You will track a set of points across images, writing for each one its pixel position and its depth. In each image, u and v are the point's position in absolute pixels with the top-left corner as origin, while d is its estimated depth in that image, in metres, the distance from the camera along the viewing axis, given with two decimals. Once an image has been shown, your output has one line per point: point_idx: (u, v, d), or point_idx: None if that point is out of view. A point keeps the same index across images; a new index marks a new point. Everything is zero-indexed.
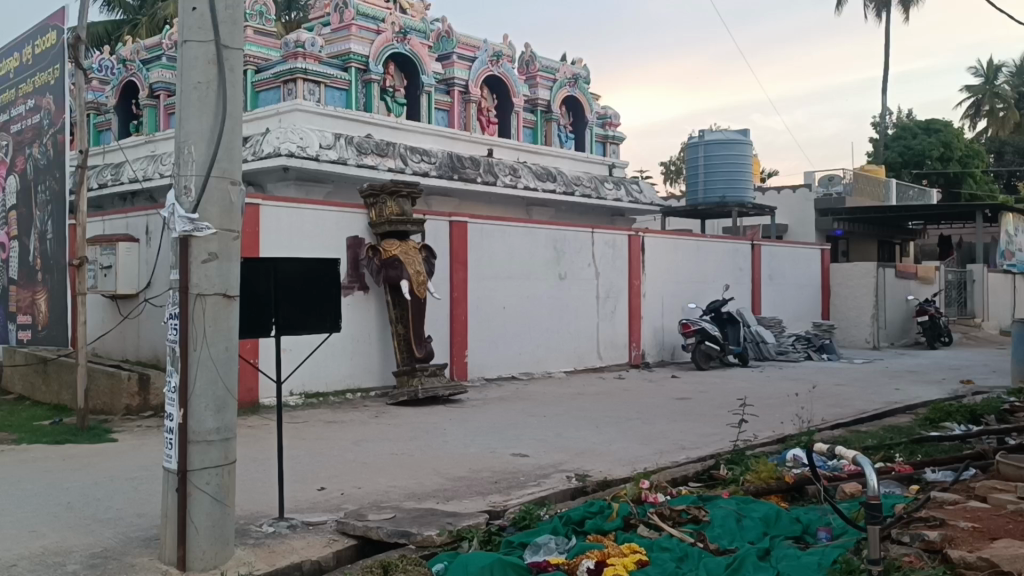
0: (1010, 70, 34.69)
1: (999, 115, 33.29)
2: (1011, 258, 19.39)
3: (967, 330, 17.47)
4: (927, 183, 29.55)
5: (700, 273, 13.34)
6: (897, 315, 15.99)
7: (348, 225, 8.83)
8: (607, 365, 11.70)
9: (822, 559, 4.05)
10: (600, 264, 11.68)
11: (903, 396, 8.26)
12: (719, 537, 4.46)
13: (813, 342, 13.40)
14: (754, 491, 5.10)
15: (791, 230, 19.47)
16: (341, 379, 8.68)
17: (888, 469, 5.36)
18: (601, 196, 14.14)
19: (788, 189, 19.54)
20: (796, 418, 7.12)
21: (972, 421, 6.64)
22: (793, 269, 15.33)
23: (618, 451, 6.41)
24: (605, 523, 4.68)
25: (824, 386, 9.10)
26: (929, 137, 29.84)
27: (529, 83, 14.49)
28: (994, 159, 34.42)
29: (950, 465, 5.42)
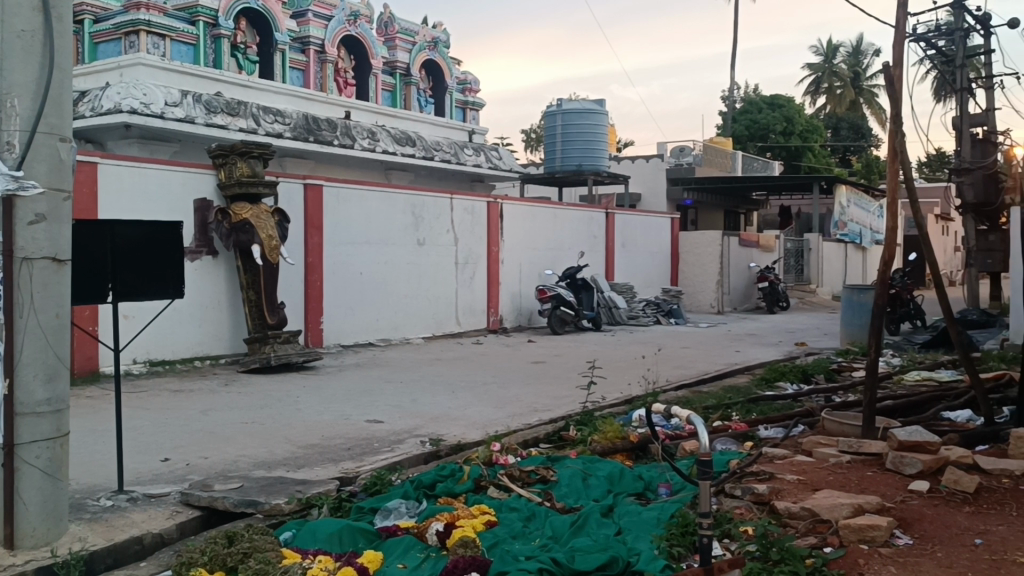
0: (846, 49, 36.50)
1: (836, 92, 35.17)
2: (844, 228, 20.68)
3: (803, 296, 18.56)
4: (770, 157, 30.99)
5: (556, 240, 13.57)
6: (740, 281, 16.84)
7: (195, 186, 8.48)
8: (465, 331, 11.76)
9: (660, 515, 4.25)
10: (458, 230, 11.69)
11: (742, 358, 8.73)
12: (566, 496, 4.61)
13: (661, 307, 13.95)
14: (601, 451, 5.28)
15: (644, 199, 20.10)
16: (189, 346, 8.39)
17: (725, 428, 5.65)
18: (460, 162, 14.10)
19: (642, 159, 20.12)
20: (643, 380, 7.39)
21: (803, 380, 7.11)
22: (645, 237, 15.74)
23: (472, 415, 6.49)
24: (455, 486, 4.73)
25: (671, 349, 9.50)
26: (773, 112, 31.29)
27: (387, 45, 14.29)
28: (831, 134, 36.40)
29: (782, 422, 5.76)
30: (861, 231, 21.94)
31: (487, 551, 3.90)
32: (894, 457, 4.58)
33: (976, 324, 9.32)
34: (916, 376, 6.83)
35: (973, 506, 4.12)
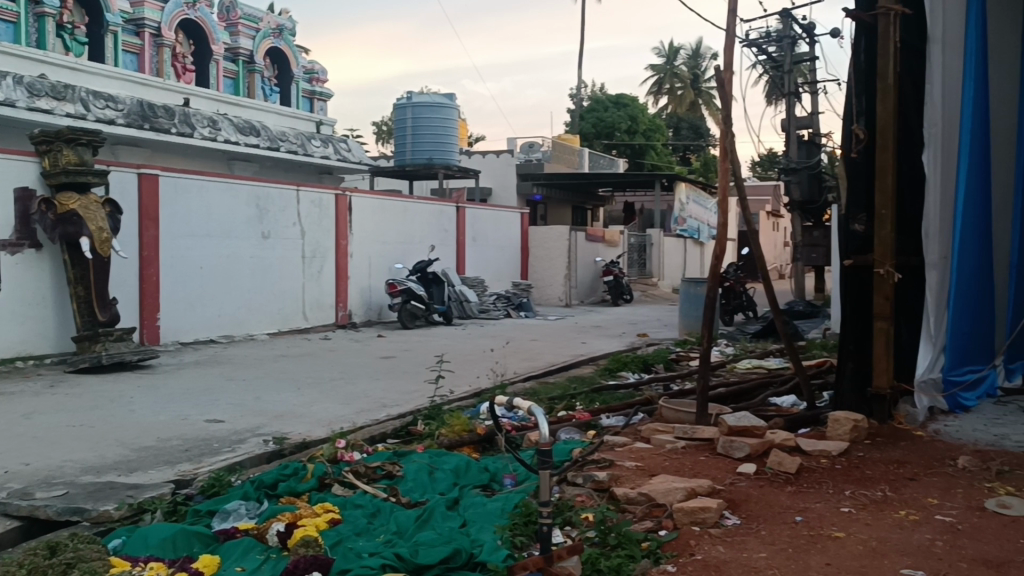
0: (687, 52, 38.02)
1: (677, 94, 36.68)
2: (684, 224, 21.55)
3: (646, 289, 19.27)
4: (615, 154, 31.96)
5: (407, 233, 13.50)
6: (586, 275, 17.35)
7: (15, 174, 7.93)
8: (313, 327, 11.51)
9: (505, 505, 4.30)
10: (305, 223, 11.43)
11: (587, 349, 8.97)
12: (411, 490, 4.59)
13: (511, 301, 14.15)
14: (448, 444, 5.30)
15: (494, 193, 20.32)
16: (9, 345, 7.85)
17: (569, 418, 5.78)
18: (308, 154, 13.74)
19: (492, 154, 20.30)
20: (491, 372, 7.47)
21: (644, 370, 7.39)
22: (495, 231, 15.85)
23: (318, 411, 6.38)
24: (298, 485, 4.63)
25: (519, 341, 9.65)
26: (619, 111, 32.23)
27: (229, 31, 13.82)
28: (672, 133, 37.93)
29: (623, 411, 5.96)
30: (699, 227, 22.98)
31: (330, 549, 3.84)
32: (724, 441, 4.81)
33: (801, 314, 9.93)
34: (748, 365, 7.23)
35: (795, 485, 4.39)
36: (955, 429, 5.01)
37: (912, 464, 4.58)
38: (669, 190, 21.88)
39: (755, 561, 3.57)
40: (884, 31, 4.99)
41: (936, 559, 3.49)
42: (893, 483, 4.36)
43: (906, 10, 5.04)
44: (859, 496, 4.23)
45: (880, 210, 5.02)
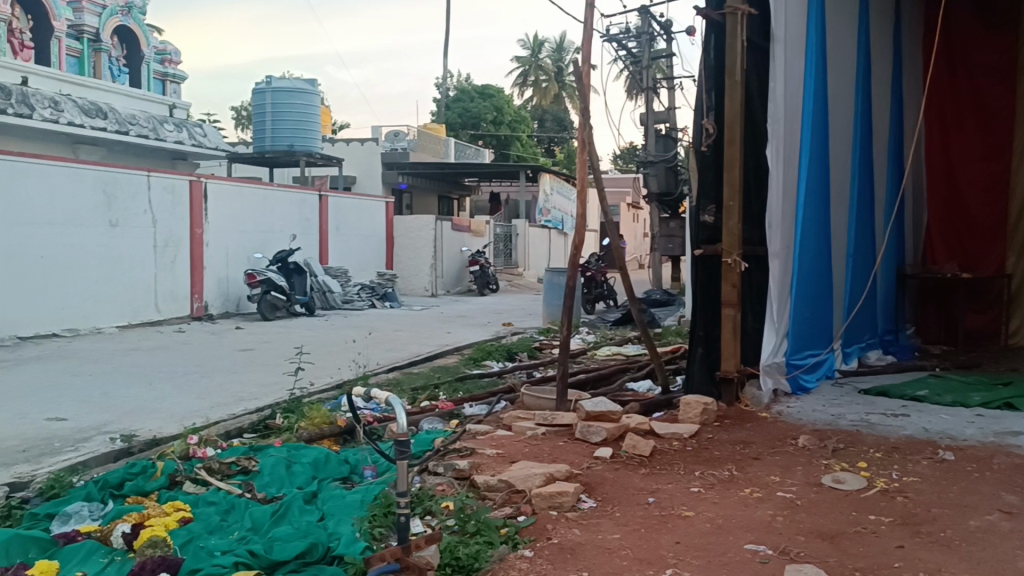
0: (552, 45, 38.47)
1: (541, 86, 37.06)
2: (547, 215, 22.00)
3: (511, 279, 19.47)
4: (481, 144, 32.10)
5: (267, 222, 13.15)
6: (452, 265, 17.37)
7: None
8: (166, 319, 11.04)
9: (364, 497, 4.26)
10: (157, 212, 10.95)
11: (451, 339, 8.99)
12: (268, 486, 4.48)
13: (376, 291, 14.01)
14: (307, 437, 5.20)
15: (359, 182, 20.08)
16: None
17: (432, 408, 5.77)
18: (159, 138, 13.22)
19: (356, 142, 20.04)
20: (353, 363, 7.39)
21: (508, 359, 7.47)
22: (360, 220, 15.65)
23: (171, 407, 6.14)
24: (147, 484, 4.44)
25: (382, 331, 9.57)
26: (484, 102, 32.40)
27: (72, 7, 13.15)
28: (536, 126, 38.44)
29: (485, 400, 6.00)
30: (561, 218, 23.44)
31: (179, 549, 3.69)
32: (582, 427, 4.92)
33: (659, 303, 10.28)
34: (607, 352, 7.42)
35: (649, 468, 4.54)
36: (796, 410, 5.31)
37: (756, 444, 4.82)
38: (533, 181, 22.21)
39: (609, 542, 3.67)
40: (732, 30, 5.20)
41: (777, 533, 3.69)
42: (739, 463, 4.57)
43: (753, 11, 5.26)
44: (708, 476, 4.41)
45: (728, 202, 5.25)
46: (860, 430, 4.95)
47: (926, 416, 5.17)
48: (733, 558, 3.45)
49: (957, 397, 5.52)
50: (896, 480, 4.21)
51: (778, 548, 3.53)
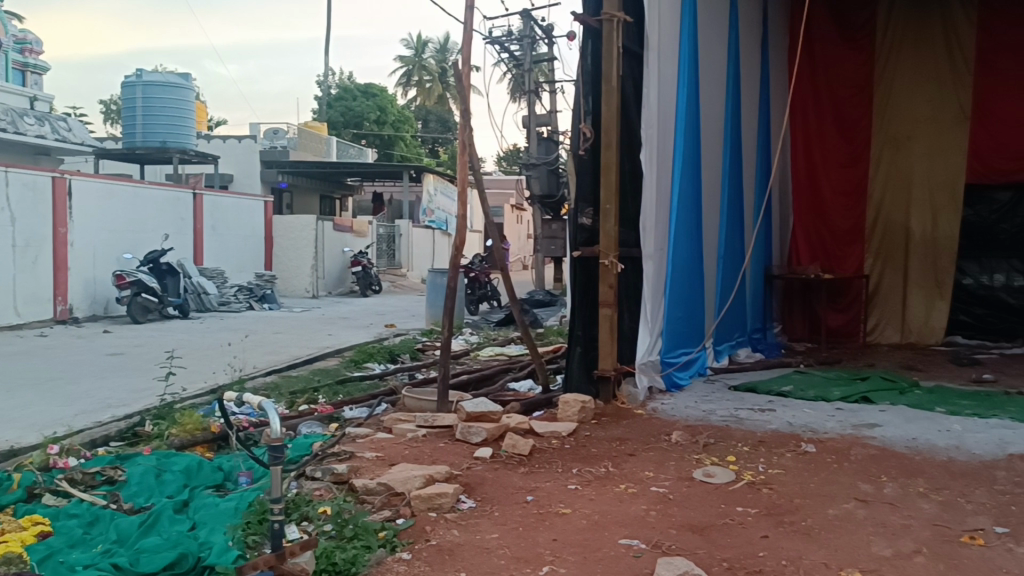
0: (436, 46, 38.12)
1: (425, 86, 36.79)
2: (431, 215, 22.26)
3: (395, 279, 19.32)
4: (365, 144, 31.71)
5: (138, 221, 12.64)
6: (334, 266, 17.11)
7: None
8: (27, 322, 10.45)
9: (238, 504, 4.15)
10: (16, 210, 10.36)
11: (333, 341, 8.86)
12: (135, 496, 4.31)
13: (254, 292, 13.65)
14: (179, 444, 5.03)
15: (236, 180, 19.53)
16: None
17: (311, 411, 5.67)
18: (19, 132, 12.53)
19: (233, 139, 19.51)
20: (228, 367, 7.18)
21: (390, 360, 7.43)
22: (237, 220, 15.23)
23: (31, 415, 5.82)
24: (1, 497, 4.19)
25: (260, 334, 9.34)
26: (367, 101, 32.05)
27: None
28: (421, 126, 38.23)
29: (366, 402, 5.94)
30: (445, 217, 23.65)
31: (37, 564, 3.50)
32: (462, 427, 4.93)
33: (542, 303, 10.42)
34: (490, 352, 7.46)
35: (527, 467, 4.59)
36: (670, 406, 5.48)
37: (632, 440, 4.95)
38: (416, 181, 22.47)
39: (488, 542, 3.69)
40: (608, 36, 5.32)
41: (650, 527, 3.79)
42: (615, 459, 4.68)
43: (628, 18, 5.40)
44: (585, 473, 4.50)
45: (605, 205, 5.37)
46: (730, 425, 5.15)
47: (790, 410, 5.43)
48: (607, 553, 3.53)
49: (819, 392, 5.81)
50: (762, 473, 4.41)
51: (651, 541, 3.63)
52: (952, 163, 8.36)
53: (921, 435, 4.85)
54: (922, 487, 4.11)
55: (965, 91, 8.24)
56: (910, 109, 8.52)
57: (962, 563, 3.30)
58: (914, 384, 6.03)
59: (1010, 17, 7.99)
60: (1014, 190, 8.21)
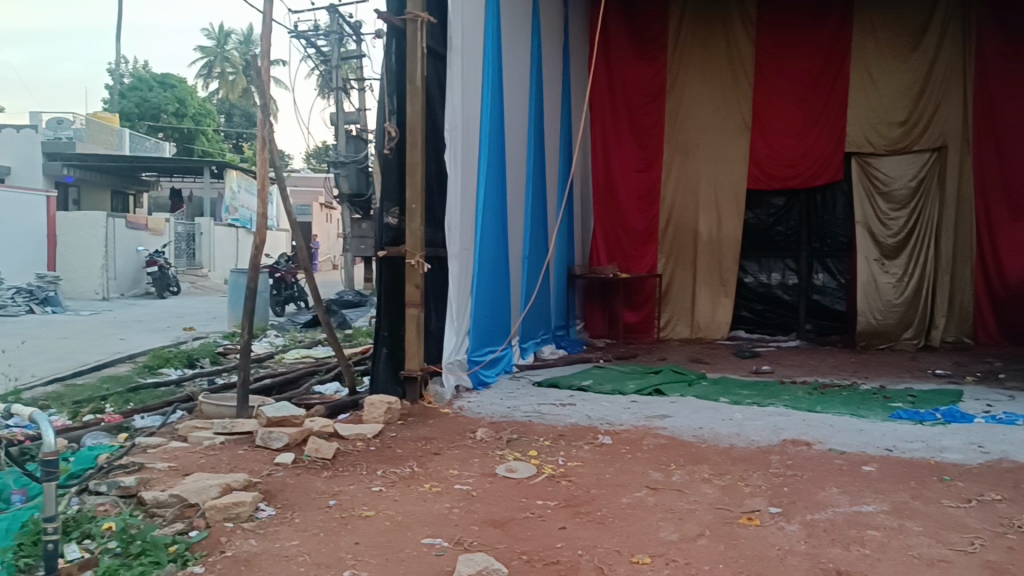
0: (239, 38, 36.84)
1: (228, 79, 35.38)
2: (234, 213, 21.88)
3: (195, 280, 18.46)
4: (162, 138, 30.11)
5: None
6: (128, 266, 16.11)
7: None
8: None
9: (10, 525, 3.81)
10: None
11: (125, 346, 8.34)
12: None
13: (35, 295, 12.59)
14: None
15: (15, 173, 18.01)
16: None
17: (97, 422, 5.31)
18: None
19: (11, 128, 18.03)
20: (3, 376, 6.60)
21: (188, 365, 7.09)
22: (15, 216, 14.38)
23: None
24: None
25: (41, 339, 8.65)
26: (164, 92, 30.52)
27: None
28: (224, 120, 36.77)
29: (159, 410, 5.63)
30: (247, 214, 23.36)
31: None
32: (263, 433, 4.77)
33: (351, 304, 10.28)
34: (296, 355, 7.27)
35: (331, 471, 4.51)
36: (476, 404, 5.55)
37: (437, 439, 4.97)
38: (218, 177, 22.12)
39: (287, 550, 3.58)
40: (412, 36, 5.31)
41: (453, 525, 3.82)
42: (420, 459, 4.68)
43: (432, 19, 5.41)
44: (390, 474, 4.47)
45: (410, 205, 5.35)
46: (532, 420, 5.29)
47: (590, 404, 5.64)
48: (409, 553, 3.52)
49: (616, 386, 6.07)
50: (562, 466, 4.55)
51: (453, 539, 3.66)
52: (735, 169, 8.90)
53: (706, 424, 5.18)
54: (706, 473, 4.39)
55: (746, 103, 8.84)
56: (697, 117, 9.03)
57: (740, 543, 3.55)
58: (701, 376, 6.43)
59: (783, 36, 8.69)
60: (788, 195, 8.97)
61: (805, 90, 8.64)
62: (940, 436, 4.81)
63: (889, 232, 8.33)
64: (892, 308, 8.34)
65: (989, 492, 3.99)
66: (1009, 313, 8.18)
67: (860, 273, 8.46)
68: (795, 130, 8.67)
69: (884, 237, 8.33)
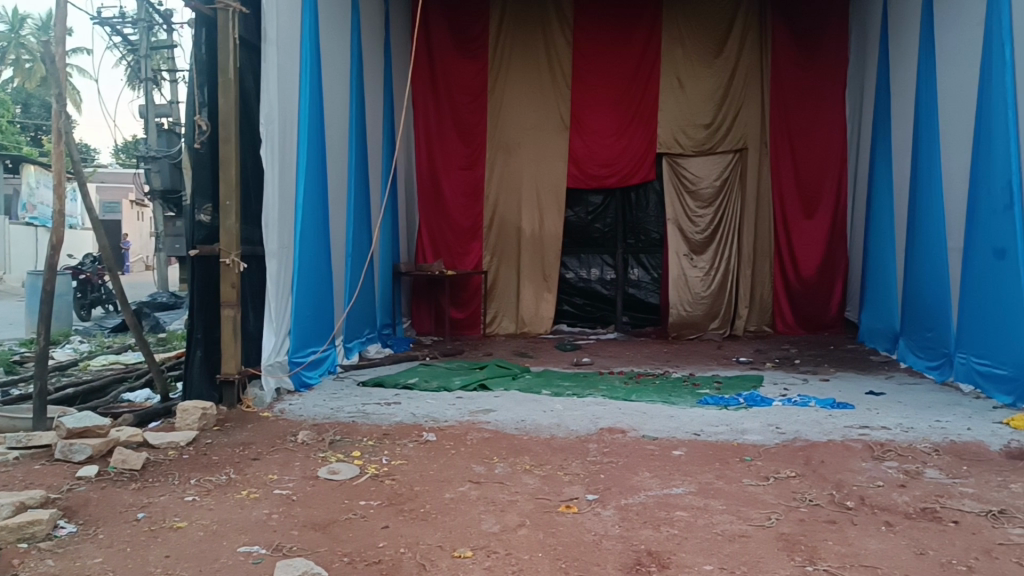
0: (36, 23, 34.19)
1: (25, 66, 32.71)
2: (33, 210, 20.30)
3: None
4: None
5: None
6: None
7: None
8: None
9: None
10: None
11: None
12: None
13: None
14: None
15: None
16: None
17: None
18: None
19: None
20: None
21: None
22: None
23: None
24: None
25: None
26: None
27: None
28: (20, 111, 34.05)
29: None
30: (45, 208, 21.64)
31: None
32: (63, 446, 4.46)
33: (165, 306, 9.79)
34: (103, 361, 6.85)
35: (140, 482, 4.27)
36: (297, 406, 5.41)
37: (256, 444, 4.81)
38: (12, 171, 20.40)
39: (90, 567, 3.36)
40: (224, 26, 5.11)
41: (272, 531, 3.71)
42: (237, 465, 4.52)
43: (245, 9, 5.23)
44: (205, 483, 4.29)
45: (225, 201, 5.17)
46: (356, 420, 5.23)
47: (415, 402, 5.64)
48: (225, 563, 3.39)
49: (441, 382, 6.10)
50: (385, 465, 4.51)
51: (271, 545, 3.55)
52: (555, 168, 9.12)
53: (529, 416, 5.29)
54: (527, 464, 4.48)
55: (565, 104, 9.08)
56: (518, 116, 9.19)
57: (558, 530, 3.64)
58: (525, 370, 6.57)
59: (599, 40, 8.99)
60: (605, 194, 9.30)
61: (620, 92, 8.99)
62: (742, 419, 5.14)
63: (696, 229, 8.86)
64: (700, 301, 8.87)
65: (784, 470, 4.29)
66: (803, 303, 8.87)
67: (671, 268, 8.92)
68: (611, 131, 9.01)
69: (693, 234, 8.83)
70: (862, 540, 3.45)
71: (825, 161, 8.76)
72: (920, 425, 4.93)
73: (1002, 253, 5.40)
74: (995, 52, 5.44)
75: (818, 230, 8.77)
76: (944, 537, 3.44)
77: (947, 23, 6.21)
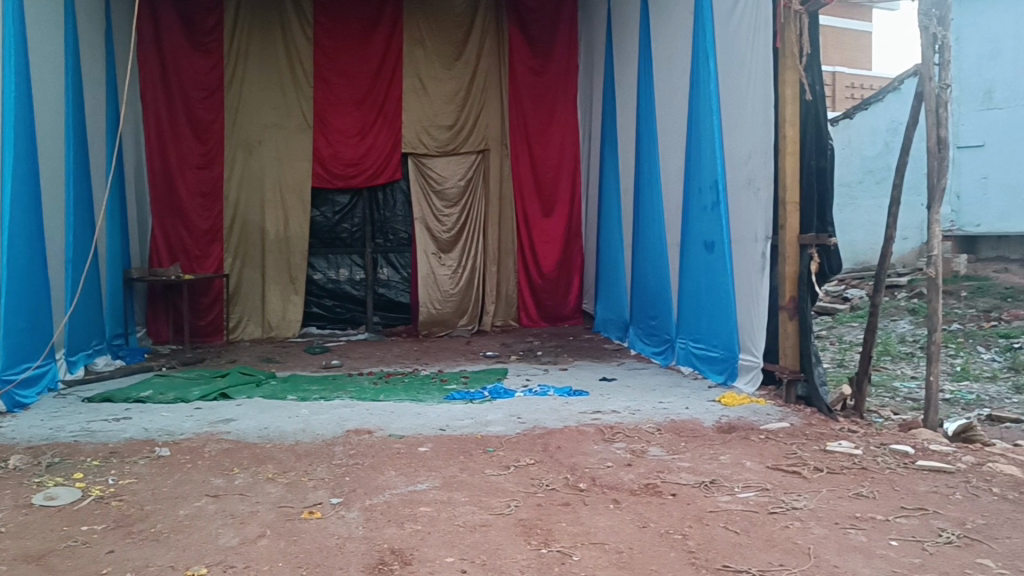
0: None
1: None
2: None
3: None
4: None
5: None
6: None
7: None
8: None
9: None
10: None
11: None
12: None
13: None
14: None
15: None
16: None
17: None
18: None
19: None
20: None
21: None
22: None
23: None
24: None
25: None
26: None
27: None
28: None
29: None
30: None
31: None
32: None
33: None
34: None
35: None
36: (9, 429, 4.90)
37: None
38: None
39: None
40: None
41: None
42: None
43: None
44: None
45: None
46: (78, 440, 4.82)
47: (147, 416, 5.29)
48: None
49: (177, 393, 5.78)
50: (112, 486, 4.20)
51: None
52: (299, 167, 8.92)
53: (272, 423, 5.14)
54: (270, 472, 4.35)
55: (306, 102, 8.89)
56: (258, 114, 8.87)
57: (301, 537, 3.56)
58: (270, 376, 6.38)
59: (340, 40, 8.89)
60: (352, 194, 9.21)
61: (362, 92, 8.94)
62: (485, 411, 5.30)
63: (443, 228, 9.02)
64: (449, 298, 9.03)
65: (524, 458, 4.46)
66: (544, 297, 9.35)
67: (420, 267, 8.98)
68: (355, 131, 8.95)
69: (440, 233, 8.99)
70: (592, 519, 3.66)
71: (559, 163, 9.29)
72: (645, 407, 5.31)
73: (710, 247, 5.95)
74: (700, 64, 5.98)
75: (555, 228, 9.27)
76: (664, 510, 3.72)
77: (661, 35, 6.75)
